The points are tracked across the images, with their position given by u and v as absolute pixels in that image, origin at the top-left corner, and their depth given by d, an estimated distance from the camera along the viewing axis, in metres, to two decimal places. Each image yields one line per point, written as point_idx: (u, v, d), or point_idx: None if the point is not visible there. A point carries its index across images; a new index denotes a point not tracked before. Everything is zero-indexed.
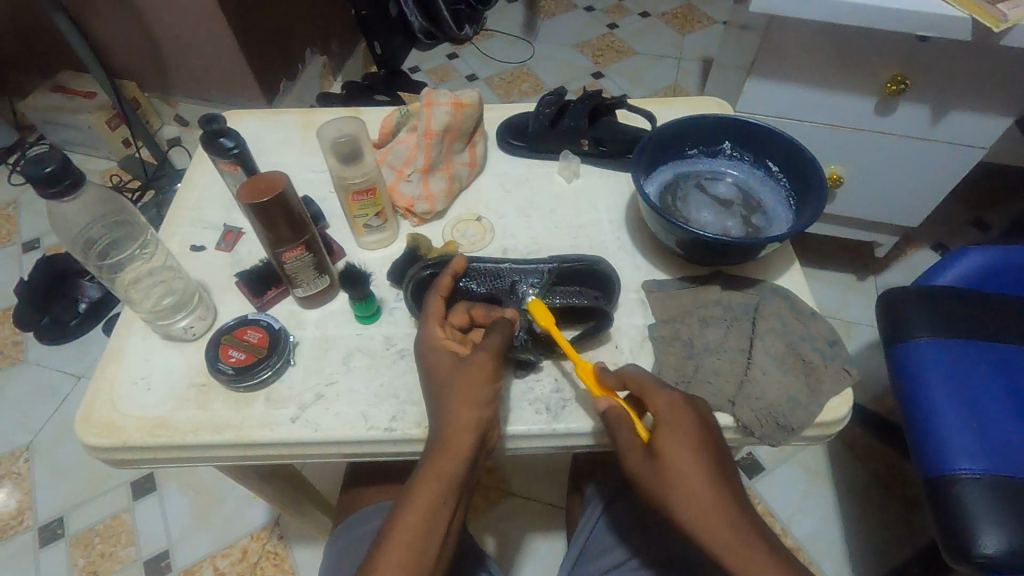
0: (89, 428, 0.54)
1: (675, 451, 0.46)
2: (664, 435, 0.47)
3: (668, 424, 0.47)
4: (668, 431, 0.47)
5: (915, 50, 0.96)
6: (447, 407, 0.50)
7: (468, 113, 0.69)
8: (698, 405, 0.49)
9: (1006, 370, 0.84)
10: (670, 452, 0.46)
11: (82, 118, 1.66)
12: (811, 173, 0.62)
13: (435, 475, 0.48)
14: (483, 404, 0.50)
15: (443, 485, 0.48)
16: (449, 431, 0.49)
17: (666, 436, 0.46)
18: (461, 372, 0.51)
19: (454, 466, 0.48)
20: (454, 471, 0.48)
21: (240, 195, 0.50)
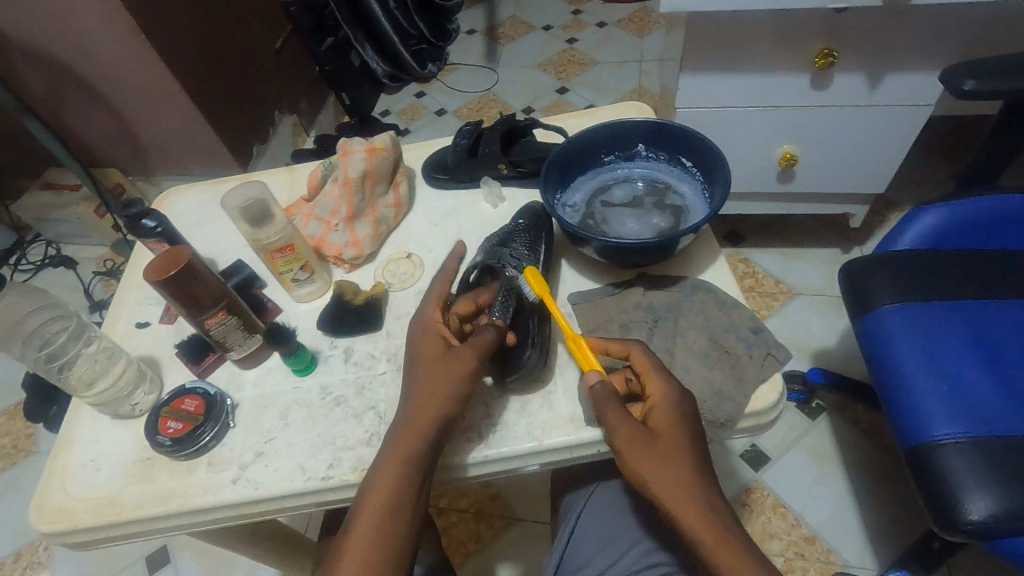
0: (42, 515, 0.56)
1: (684, 460, 0.47)
2: (671, 437, 0.48)
3: (673, 431, 0.48)
4: (676, 440, 0.48)
5: (836, 22, 0.96)
6: (436, 385, 0.52)
7: (384, 156, 0.71)
8: (698, 422, 0.50)
9: (985, 326, 0.79)
10: (674, 453, 0.47)
11: (70, 210, 1.73)
12: (715, 163, 0.62)
13: (409, 437, 0.50)
14: (454, 391, 0.52)
15: (407, 463, 0.50)
16: (421, 409, 0.51)
17: (671, 440, 0.48)
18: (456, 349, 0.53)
19: (416, 465, 0.50)
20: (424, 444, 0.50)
21: (146, 273, 0.53)
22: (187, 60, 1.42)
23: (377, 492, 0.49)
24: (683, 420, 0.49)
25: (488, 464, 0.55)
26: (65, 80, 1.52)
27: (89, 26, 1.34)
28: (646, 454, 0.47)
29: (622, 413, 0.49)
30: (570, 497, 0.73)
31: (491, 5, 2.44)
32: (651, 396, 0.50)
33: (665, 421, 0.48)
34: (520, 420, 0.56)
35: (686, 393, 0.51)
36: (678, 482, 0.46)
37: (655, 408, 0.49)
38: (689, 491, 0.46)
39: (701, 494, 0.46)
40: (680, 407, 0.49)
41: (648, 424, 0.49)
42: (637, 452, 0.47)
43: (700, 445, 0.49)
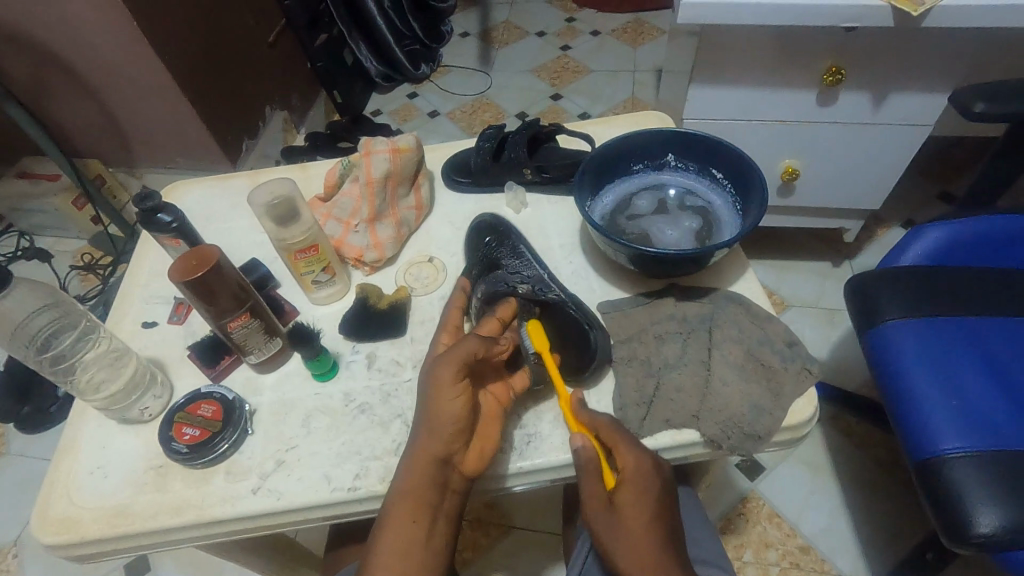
0: (45, 525, 0.53)
1: (648, 538, 0.48)
2: (630, 513, 0.48)
3: (637, 506, 0.48)
4: (636, 515, 0.48)
5: (846, 41, 0.98)
6: (427, 417, 0.49)
7: (408, 157, 0.69)
8: (666, 492, 0.49)
9: (988, 342, 0.81)
10: (637, 535, 0.48)
11: (47, 201, 1.65)
12: (751, 177, 0.62)
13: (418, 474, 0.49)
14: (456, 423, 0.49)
15: (414, 499, 0.48)
16: (420, 445, 0.49)
17: (634, 515, 0.48)
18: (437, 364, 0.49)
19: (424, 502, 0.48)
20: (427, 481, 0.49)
21: (173, 272, 0.51)
22: (181, 50, 1.38)
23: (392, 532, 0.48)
24: (648, 495, 0.48)
25: (519, 477, 0.54)
26: (48, 65, 1.45)
27: (78, 9, 1.28)
28: (612, 536, 0.48)
29: (593, 488, 0.49)
30: None
31: (485, 9, 2.43)
32: (622, 468, 0.49)
33: (630, 501, 0.48)
34: (554, 432, 0.55)
35: (658, 464, 0.50)
36: (640, 559, 0.47)
37: (623, 486, 0.48)
38: (649, 570, 0.47)
39: (662, 571, 0.47)
40: (645, 482, 0.48)
41: (614, 499, 0.49)
42: (602, 525, 0.49)
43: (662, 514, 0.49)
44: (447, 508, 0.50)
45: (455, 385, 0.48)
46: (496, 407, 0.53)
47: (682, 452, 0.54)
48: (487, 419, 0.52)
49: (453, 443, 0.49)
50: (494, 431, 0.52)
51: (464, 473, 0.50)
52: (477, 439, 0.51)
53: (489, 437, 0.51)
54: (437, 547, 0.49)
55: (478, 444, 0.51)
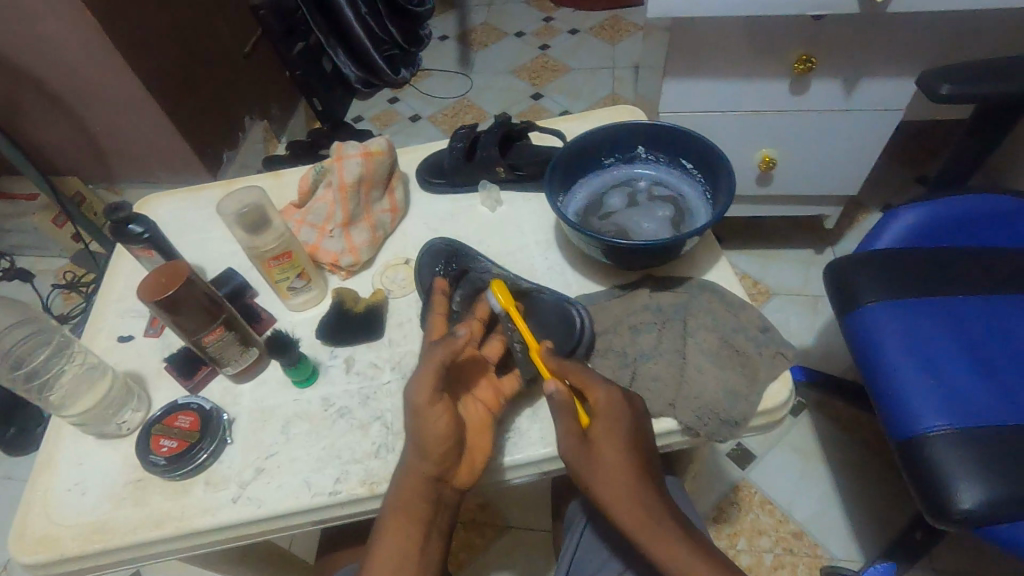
0: (23, 545, 0.52)
1: (624, 459, 0.48)
2: (604, 439, 0.48)
3: (612, 436, 0.48)
4: (612, 440, 0.48)
5: (814, 30, 0.99)
6: (413, 438, 0.48)
7: (380, 160, 0.69)
8: (641, 425, 0.50)
9: (966, 321, 0.82)
10: (614, 463, 0.48)
11: (26, 221, 1.64)
12: (719, 165, 0.63)
13: (408, 489, 0.48)
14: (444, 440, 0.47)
15: (406, 512, 0.48)
16: (410, 463, 0.49)
17: (610, 445, 0.48)
18: (414, 384, 0.48)
19: (419, 516, 0.48)
20: (418, 499, 0.48)
21: (142, 294, 0.51)
22: (154, 63, 1.37)
23: (385, 544, 0.48)
24: (620, 425, 0.49)
25: (500, 474, 0.54)
26: (20, 84, 1.44)
27: (47, 26, 1.27)
28: (593, 473, 0.48)
29: (567, 423, 0.49)
30: (574, 503, 0.71)
31: (462, 11, 2.43)
32: (594, 403, 0.50)
33: (603, 429, 0.48)
34: (533, 429, 0.55)
35: (629, 398, 0.50)
36: (618, 485, 0.47)
37: (597, 416, 0.49)
38: (629, 499, 0.47)
39: (638, 496, 0.47)
40: (618, 410, 0.49)
41: (588, 431, 0.49)
42: (579, 459, 0.48)
43: (637, 440, 0.49)
44: (440, 521, 0.50)
45: (436, 403, 0.47)
46: (483, 414, 0.52)
47: (660, 440, 0.54)
48: (475, 428, 0.51)
49: (444, 461, 0.48)
50: (484, 440, 0.51)
51: (456, 486, 0.50)
52: (468, 452, 0.50)
53: (480, 447, 0.50)
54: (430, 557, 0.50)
55: (469, 457, 0.50)
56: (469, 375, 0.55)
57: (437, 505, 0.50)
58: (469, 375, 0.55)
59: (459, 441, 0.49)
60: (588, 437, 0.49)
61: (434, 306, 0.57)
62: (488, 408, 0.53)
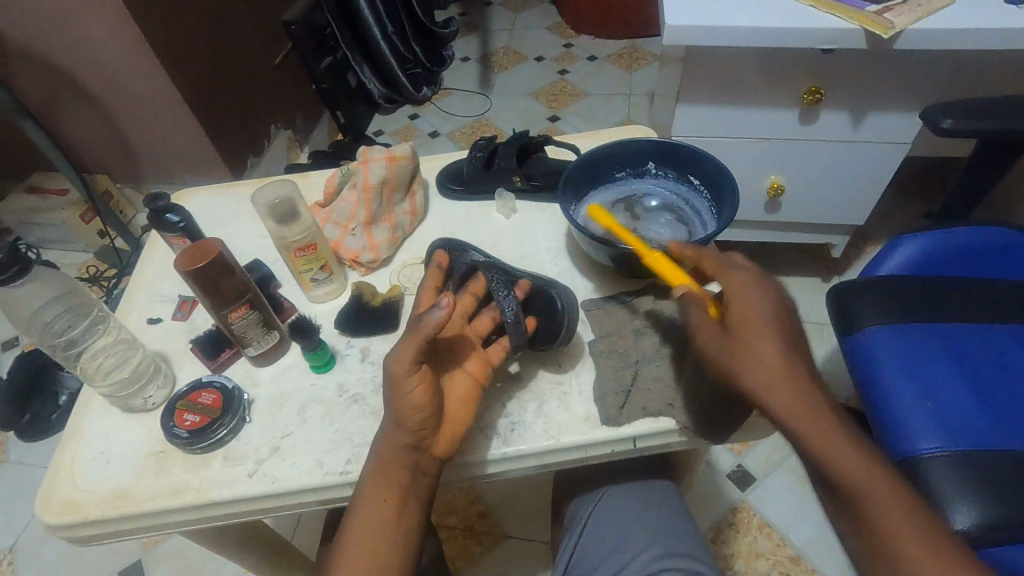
0: (49, 507, 0.55)
1: (795, 384, 0.47)
2: (753, 330, 0.48)
3: (748, 315, 0.49)
4: (776, 374, 0.47)
5: (823, 63, 1.03)
6: (392, 409, 0.50)
7: (403, 165, 0.73)
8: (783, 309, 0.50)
9: (962, 349, 0.81)
10: (761, 348, 0.48)
11: (56, 215, 1.68)
12: (724, 182, 0.66)
13: (386, 460, 0.51)
14: (422, 406, 0.49)
15: (391, 481, 0.51)
16: (387, 435, 0.52)
17: (747, 318, 0.49)
18: (393, 356, 0.49)
19: (400, 484, 0.51)
20: (401, 470, 0.51)
21: (178, 265, 0.54)
22: (189, 70, 1.44)
23: (362, 514, 0.51)
24: (760, 312, 0.49)
25: (500, 463, 0.57)
26: (62, 84, 1.51)
27: (93, 32, 1.35)
28: (748, 366, 0.47)
29: (703, 315, 0.52)
30: (576, 502, 0.73)
31: (486, 34, 2.52)
32: (727, 288, 0.51)
33: (743, 311, 0.49)
34: (536, 421, 0.58)
35: (766, 284, 0.51)
36: (769, 372, 0.47)
37: (733, 302, 0.50)
38: (784, 387, 0.47)
39: (789, 382, 0.47)
40: (759, 287, 0.50)
41: (726, 320, 0.50)
42: (718, 344, 0.49)
43: (805, 375, 0.48)
44: (420, 491, 0.52)
45: (414, 375, 0.49)
46: (467, 388, 0.54)
47: (660, 440, 0.57)
48: (457, 400, 0.53)
49: (420, 431, 0.50)
50: (465, 412, 0.53)
51: (435, 455, 0.52)
52: (447, 422, 0.52)
53: (458, 419, 0.53)
54: (409, 524, 0.52)
55: (448, 427, 0.52)
56: (456, 347, 0.56)
57: (415, 473, 0.51)
58: (459, 349, 0.56)
59: (437, 411, 0.51)
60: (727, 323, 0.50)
61: (428, 276, 0.60)
62: (474, 379, 0.55)
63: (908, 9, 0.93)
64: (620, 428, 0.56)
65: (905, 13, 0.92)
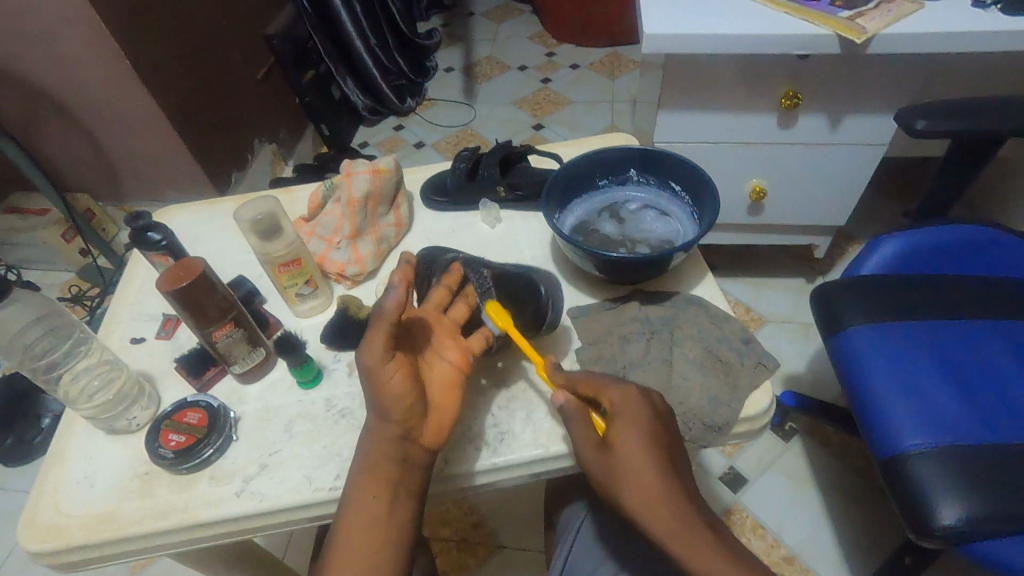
0: (31, 533, 0.54)
1: (668, 499, 0.46)
2: (628, 442, 0.48)
3: (629, 432, 0.48)
4: (650, 496, 0.46)
5: (800, 68, 1.05)
6: (373, 402, 0.51)
7: (387, 177, 0.73)
8: (660, 421, 0.50)
9: (944, 345, 0.83)
10: (639, 464, 0.47)
11: (37, 235, 1.66)
12: (704, 188, 0.67)
13: (375, 456, 0.51)
14: (399, 393, 0.49)
15: (382, 478, 0.50)
16: (372, 432, 0.52)
17: (626, 439, 0.48)
18: (364, 348, 0.50)
19: (390, 476, 0.50)
20: (390, 463, 0.50)
21: (160, 284, 0.54)
22: (170, 87, 1.43)
23: (353, 523, 0.49)
24: (640, 426, 0.48)
25: (490, 473, 0.57)
26: (42, 103, 1.50)
27: (72, 50, 1.34)
28: (626, 488, 0.47)
29: (585, 429, 0.51)
30: (569, 509, 0.73)
31: (468, 45, 2.53)
32: (611, 404, 0.51)
33: (621, 427, 0.48)
34: (525, 430, 0.58)
35: (645, 392, 0.51)
36: (644, 490, 0.46)
37: (615, 415, 0.49)
38: (660, 503, 0.46)
39: (667, 502, 0.46)
40: (638, 401, 0.50)
41: (607, 436, 0.49)
42: (603, 466, 0.48)
43: (684, 494, 0.47)
44: (411, 486, 0.51)
45: (387, 361, 0.49)
46: (450, 373, 0.54)
47: None
48: (441, 387, 0.53)
49: (405, 419, 0.50)
50: (450, 398, 0.53)
51: (425, 444, 0.51)
52: (431, 411, 0.52)
53: (443, 404, 0.53)
54: (403, 526, 0.50)
55: (434, 416, 0.52)
56: (436, 337, 0.56)
57: (405, 465, 0.50)
58: (442, 337, 0.56)
59: (419, 400, 0.51)
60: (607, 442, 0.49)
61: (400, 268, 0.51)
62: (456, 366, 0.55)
63: (879, 14, 0.95)
64: None
65: (877, 18, 0.94)
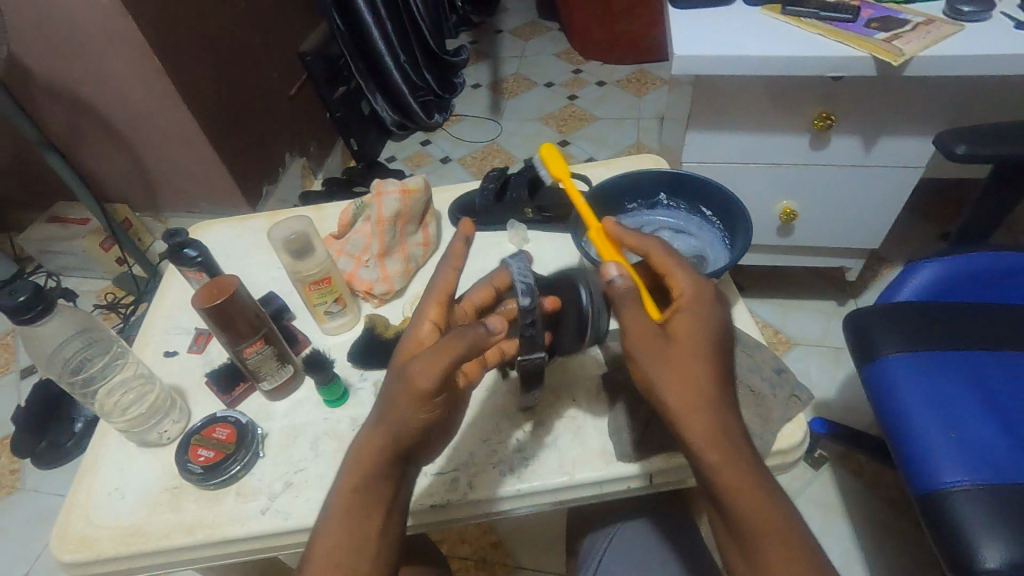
0: (65, 542, 0.55)
1: (701, 382, 0.45)
2: (686, 337, 0.47)
3: (691, 330, 0.47)
4: (694, 393, 0.45)
5: (833, 89, 1.04)
6: (386, 424, 0.46)
7: (416, 198, 0.74)
8: (723, 326, 0.48)
9: (986, 376, 0.79)
10: (690, 359, 0.46)
11: (77, 243, 1.72)
12: (737, 215, 0.67)
13: (367, 453, 0.47)
14: (421, 430, 0.46)
15: (372, 502, 0.47)
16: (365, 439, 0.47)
17: (689, 339, 0.47)
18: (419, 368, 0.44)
19: (386, 492, 0.47)
20: (386, 487, 0.47)
21: (196, 301, 0.55)
22: (208, 104, 1.47)
23: (344, 499, 0.46)
24: (706, 328, 0.47)
25: (514, 499, 0.56)
26: (86, 118, 1.56)
27: (117, 69, 1.39)
28: (669, 380, 0.45)
29: (643, 316, 0.47)
30: (593, 535, 0.69)
31: (496, 62, 2.56)
32: (678, 294, 0.49)
33: (686, 328, 0.47)
34: (551, 455, 0.57)
35: (717, 297, 0.50)
36: (688, 390, 0.45)
37: (681, 316, 0.48)
38: (699, 401, 0.44)
39: (708, 398, 0.45)
40: (710, 302, 0.48)
41: (668, 326, 0.48)
42: (653, 348, 0.46)
43: (727, 405, 0.45)
44: (402, 503, 0.48)
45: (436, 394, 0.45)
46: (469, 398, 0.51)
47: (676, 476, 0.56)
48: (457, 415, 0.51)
49: (417, 448, 0.47)
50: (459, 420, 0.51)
51: (420, 463, 0.49)
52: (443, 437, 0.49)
53: (456, 434, 0.50)
54: (393, 537, 0.48)
55: (445, 438, 0.50)
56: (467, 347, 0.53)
57: (399, 487, 0.48)
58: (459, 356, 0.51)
59: (437, 430, 0.47)
60: (665, 332, 0.47)
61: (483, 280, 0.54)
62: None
63: (916, 36, 0.93)
64: (636, 464, 0.55)
65: (914, 40, 0.92)
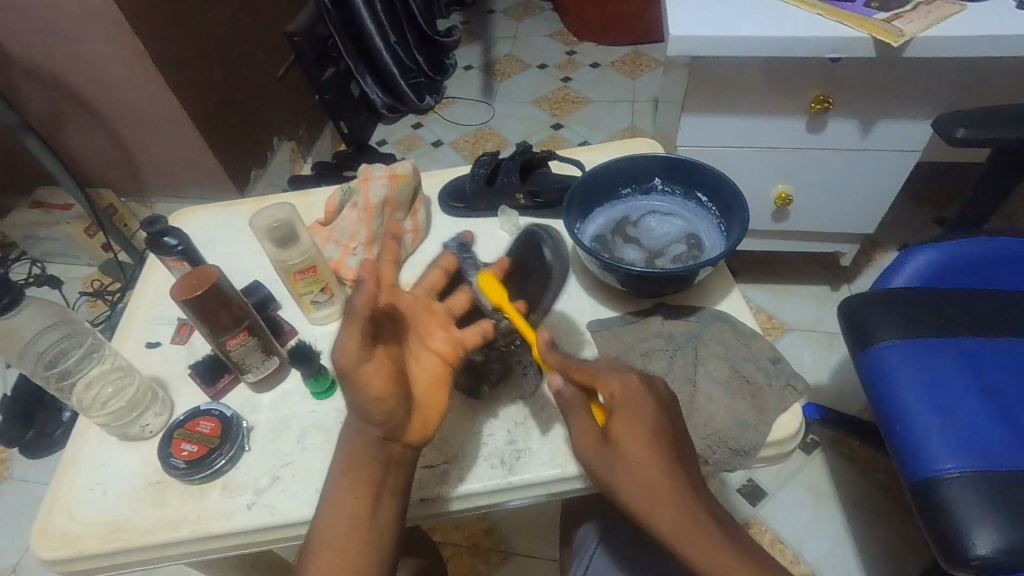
0: (45, 539, 0.54)
1: (658, 481, 0.44)
2: (629, 440, 0.45)
3: (632, 431, 0.45)
4: (650, 487, 0.44)
5: (831, 72, 1.01)
6: (353, 404, 0.47)
7: (405, 183, 0.72)
8: (665, 409, 0.46)
9: (981, 364, 0.79)
10: (640, 460, 0.44)
11: (60, 229, 1.68)
12: (734, 201, 0.65)
13: (360, 475, 0.48)
14: (379, 401, 0.46)
15: (365, 481, 0.48)
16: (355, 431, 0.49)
17: (631, 439, 0.45)
18: (337, 344, 0.45)
19: (376, 473, 0.48)
20: (374, 466, 0.48)
21: (175, 294, 0.54)
22: (192, 86, 1.43)
23: (337, 530, 0.47)
24: (646, 423, 0.45)
25: (505, 491, 0.55)
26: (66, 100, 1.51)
27: (97, 49, 1.35)
28: (626, 485, 0.44)
29: (584, 424, 0.48)
30: (586, 525, 0.69)
31: (488, 42, 2.51)
32: (610, 395, 0.47)
33: (625, 430, 0.45)
34: (543, 446, 0.56)
35: (649, 381, 0.47)
36: (647, 490, 0.44)
37: (618, 415, 0.46)
38: (659, 493, 0.44)
39: (670, 487, 0.44)
40: (646, 391, 0.46)
41: (609, 431, 0.46)
42: (601, 462, 0.46)
43: (691, 489, 0.44)
44: (394, 485, 0.49)
45: (365, 359, 0.45)
46: (439, 368, 0.51)
47: None
48: (426, 387, 0.50)
49: (386, 422, 0.47)
50: (434, 396, 0.50)
51: (407, 443, 0.49)
52: (417, 411, 0.49)
53: (430, 407, 0.50)
54: (387, 523, 0.48)
55: (422, 414, 0.50)
56: (424, 326, 0.52)
57: (388, 467, 0.48)
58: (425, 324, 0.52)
59: (403, 401, 0.48)
60: (608, 436, 0.46)
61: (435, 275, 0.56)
62: (446, 362, 0.51)
63: (917, 16, 0.91)
64: None
65: (913, 21, 0.90)
